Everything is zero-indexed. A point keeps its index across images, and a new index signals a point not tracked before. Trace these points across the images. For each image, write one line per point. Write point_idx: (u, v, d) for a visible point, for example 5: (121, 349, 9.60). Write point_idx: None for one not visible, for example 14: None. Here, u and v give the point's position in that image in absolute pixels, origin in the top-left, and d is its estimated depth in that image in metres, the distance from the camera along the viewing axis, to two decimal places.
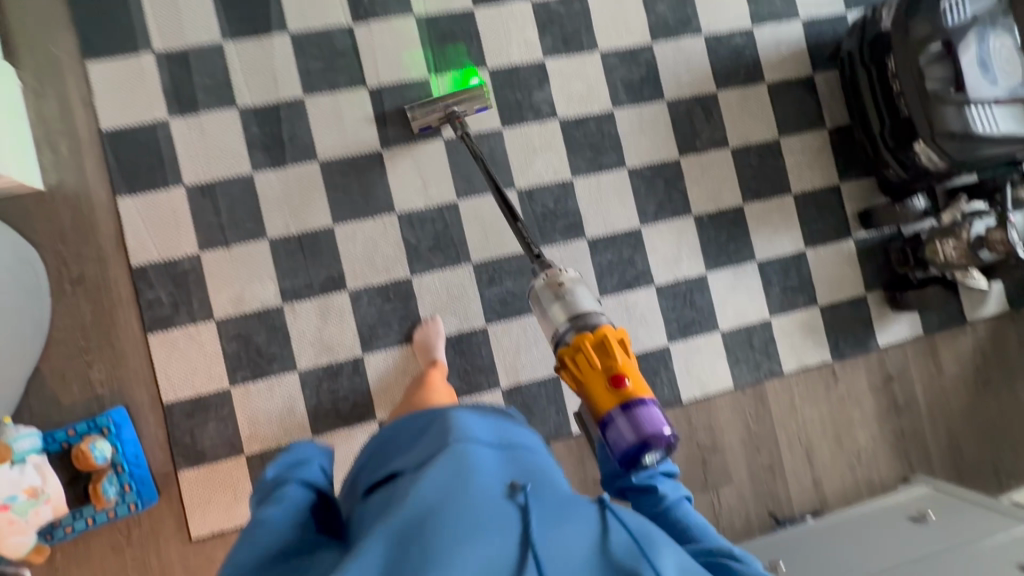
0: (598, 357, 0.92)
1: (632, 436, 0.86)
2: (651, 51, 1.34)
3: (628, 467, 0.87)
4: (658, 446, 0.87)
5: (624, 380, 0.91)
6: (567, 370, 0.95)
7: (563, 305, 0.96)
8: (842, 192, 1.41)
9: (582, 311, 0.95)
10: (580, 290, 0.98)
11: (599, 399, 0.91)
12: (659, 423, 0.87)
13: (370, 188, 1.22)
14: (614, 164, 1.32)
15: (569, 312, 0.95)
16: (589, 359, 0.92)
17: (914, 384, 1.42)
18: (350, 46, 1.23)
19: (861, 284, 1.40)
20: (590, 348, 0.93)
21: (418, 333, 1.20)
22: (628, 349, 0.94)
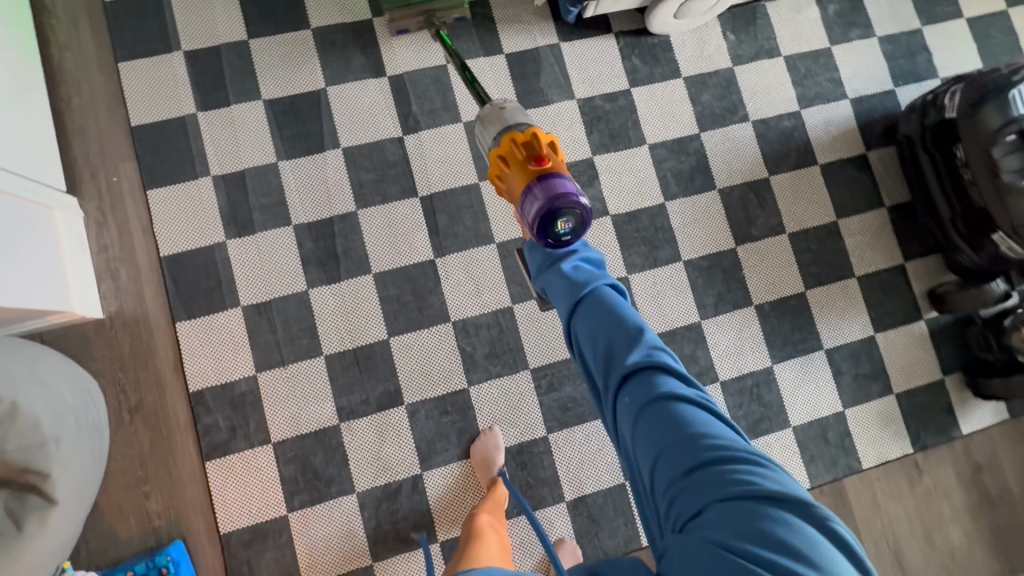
0: (519, 149, 0.82)
1: (540, 200, 0.77)
2: (699, 140, 1.33)
3: (546, 238, 0.80)
4: (572, 213, 0.78)
5: (543, 161, 0.80)
6: (489, 168, 0.86)
7: (496, 123, 0.87)
8: (907, 273, 1.35)
9: (512, 123, 0.86)
10: (515, 112, 0.88)
11: (516, 180, 0.81)
12: (572, 190, 0.77)
13: (424, 297, 1.20)
14: (669, 257, 1.28)
15: (500, 126, 0.86)
16: (510, 153, 0.82)
17: (1006, 474, 1.32)
18: (401, 156, 1.23)
19: (937, 369, 1.32)
20: (515, 142, 0.82)
21: (477, 445, 1.15)
22: (557, 150, 0.83)
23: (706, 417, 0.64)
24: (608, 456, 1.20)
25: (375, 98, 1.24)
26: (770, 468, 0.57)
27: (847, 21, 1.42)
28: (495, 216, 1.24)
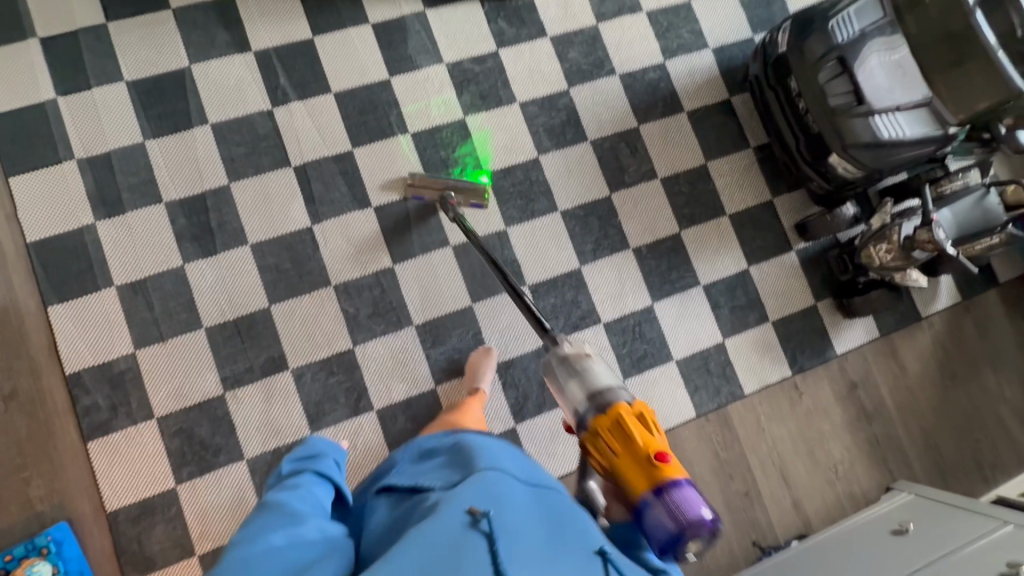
0: (634, 432, 0.79)
1: (668, 522, 0.73)
2: (568, 96, 1.38)
3: (670, 556, 0.75)
4: (700, 534, 0.74)
5: (663, 456, 0.78)
6: (595, 441, 0.82)
7: (579, 377, 0.87)
8: (776, 207, 1.42)
9: (597, 385, 0.85)
10: (594, 365, 0.88)
11: (634, 482, 0.77)
12: (698, 506, 0.74)
13: (303, 263, 1.22)
14: (545, 208, 1.33)
15: (585, 389, 0.86)
16: (621, 435, 0.80)
17: (880, 388, 1.41)
18: (271, 128, 1.25)
19: (809, 295, 1.40)
20: (620, 425, 0.80)
21: (475, 359, 1.21)
22: (659, 427, 0.81)
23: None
24: (498, 402, 1.24)
25: (242, 73, 1.26)
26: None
27: None
28: (371, 180, 1.27)
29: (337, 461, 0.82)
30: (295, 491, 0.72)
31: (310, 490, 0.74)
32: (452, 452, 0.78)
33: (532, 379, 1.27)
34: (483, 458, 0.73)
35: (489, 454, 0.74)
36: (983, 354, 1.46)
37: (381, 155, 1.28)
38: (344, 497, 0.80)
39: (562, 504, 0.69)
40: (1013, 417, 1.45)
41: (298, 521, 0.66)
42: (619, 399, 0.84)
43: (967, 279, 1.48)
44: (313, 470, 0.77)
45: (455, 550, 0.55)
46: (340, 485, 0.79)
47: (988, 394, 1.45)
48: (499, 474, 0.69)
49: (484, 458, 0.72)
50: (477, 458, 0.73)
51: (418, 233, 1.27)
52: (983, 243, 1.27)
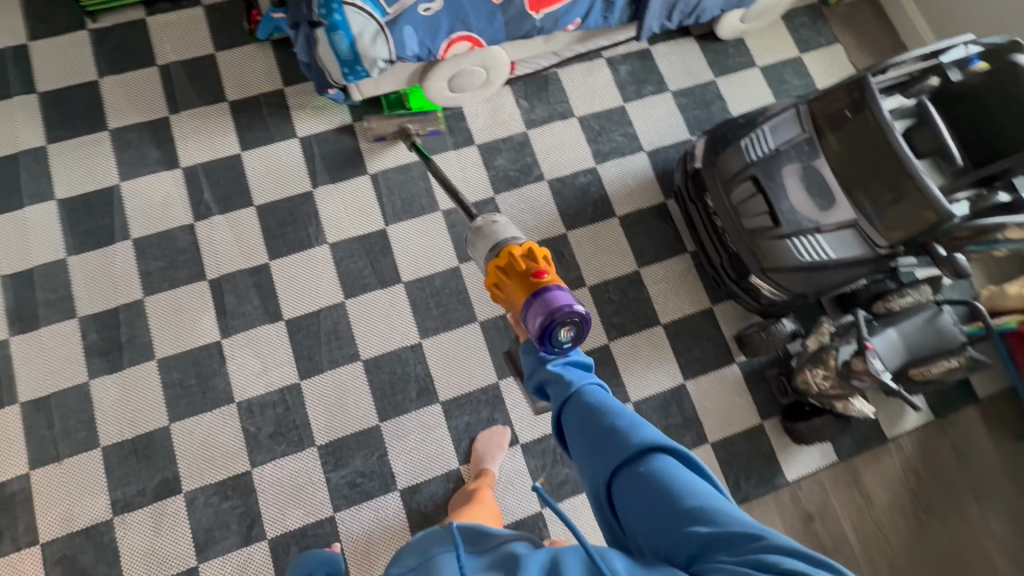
0: (519, 261, 0.79)
1: (539, 316, 0.74)
2: (493, 203, 1.36)
3: (543, 346, 0.74)
4: (571, 323, 0.74)
5: (542, 272, 0.78)
6: (490, 276, 0.82)
7: (485, 241, 0.86)
8: (717, 315, 1.33)
9: (500, 242, 0.84)
10: (508, 230, 0.87)
11: (516, 293, 0.79)
12: (568, 300, 0.75)
13: (208, 379, 1.20)
14: (463, 318, 1.28)
15: (489, 247, 0.85)
16: (511, 268, 0.80)
17: (840, 522, 1.24)
18: (191, 242, 1.27)
19: (753, 414, 1.28)
20: (499, 267, 0.81)
21: (485, 437, 1.20)
22: (547, 261, 0.80)
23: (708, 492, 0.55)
24: (401, 532, 1.16)
25: (169, 189, 1.30)
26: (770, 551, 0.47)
27: (639, 79, 1.48)
28: (285, 292, 1.26)
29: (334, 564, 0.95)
30: None
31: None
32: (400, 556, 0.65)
33: (439, 507, 1.18)
34: (433, 544, 0.63)
35: (437, 539, 0.64)
36: (964, 482, 1.29)
37: (298, 267, 1.28)
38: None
39: (518, 552, 0.58)
40: (1005, 559, 1.26)
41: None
42: (516, 243, 0.84)
43: (942, 395, 1.33)
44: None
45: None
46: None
47: (973, 530, 1.27)
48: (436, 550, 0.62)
49: (439, 542, 0.63)
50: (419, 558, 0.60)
51: (328, 346, 1.24)
52: (940, 366, 1.13)
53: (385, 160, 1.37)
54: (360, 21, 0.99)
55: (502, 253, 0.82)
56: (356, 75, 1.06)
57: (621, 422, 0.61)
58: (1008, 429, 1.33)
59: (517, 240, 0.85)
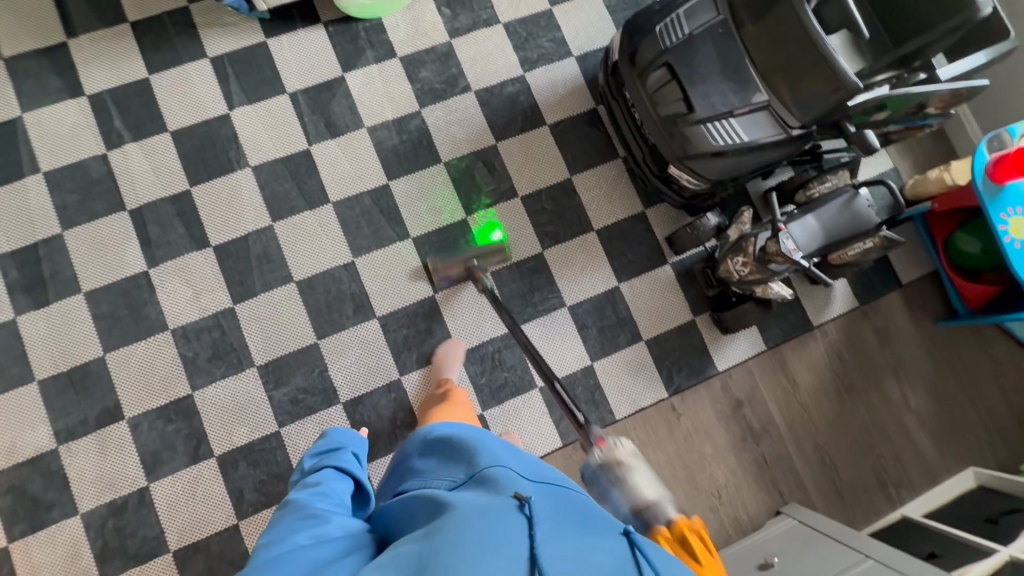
0: (692, 542, 0.69)
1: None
2: (420, 117, 1.33)
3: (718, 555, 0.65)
4: None
5: (708, 562, 0.67)
6: (669, 534, 0.70)
7: (618, 488, 0.80)
8: (649, 218, 1.35)
9: (643, 500, 0.77)
10: (636, 464, 0.82)
11: None
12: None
13: (139, 309, 1.20)
14: (396, 235, 1.28)
15: (630, 501, 0.78)
16: (683, 545, 0.69)
17: (768, 405, 1.32)
18: (106, 172, 1.23)
19: (685, 310, 1.32)
20: (680, 538, 0.69)
21: (440, 350, 1.22)
22: (714, 548, 0.70)
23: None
24: None
25: (76, 118, 1.24)
26: None
27: None
28: (210, 218, 1.24)
29: (358, 453, 0.79)
30: (313, 492, 0.67)
31: (330, 486, 0.68)
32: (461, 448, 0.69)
33: (383, 416, 1.22)
34: (486, 457, 0.66)
35: (484, 450, 0.67)
36: (885, 362, 1.36)
37: (221, 192, 1.25)
38: (366, 491, 0.74)
39: (572, 496, 0.63)
40: (919, 428, 1.35)
41: (322, 518, 0.62)
42: (671, 513, 0.74)
43: (865, 282, 1.39)
44: (331, 464, 0.72)
45: (492, 532, 0.51)
46: (358, 479, 0.73)
47: (892, 405, 1.35)
48: (499, 454, 0.67)
49: (488, 453, 0.66)
50: (482, 459, 0.65)
51: (260, 270, 1.23)
52: (856, 248, 1.20)
53: (305, 78, 1.32)
54: None
55: (660, 528, 0.73)
56: None
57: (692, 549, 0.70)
58: (927, 311, 1.39)
59: (666, 506, 0.76)
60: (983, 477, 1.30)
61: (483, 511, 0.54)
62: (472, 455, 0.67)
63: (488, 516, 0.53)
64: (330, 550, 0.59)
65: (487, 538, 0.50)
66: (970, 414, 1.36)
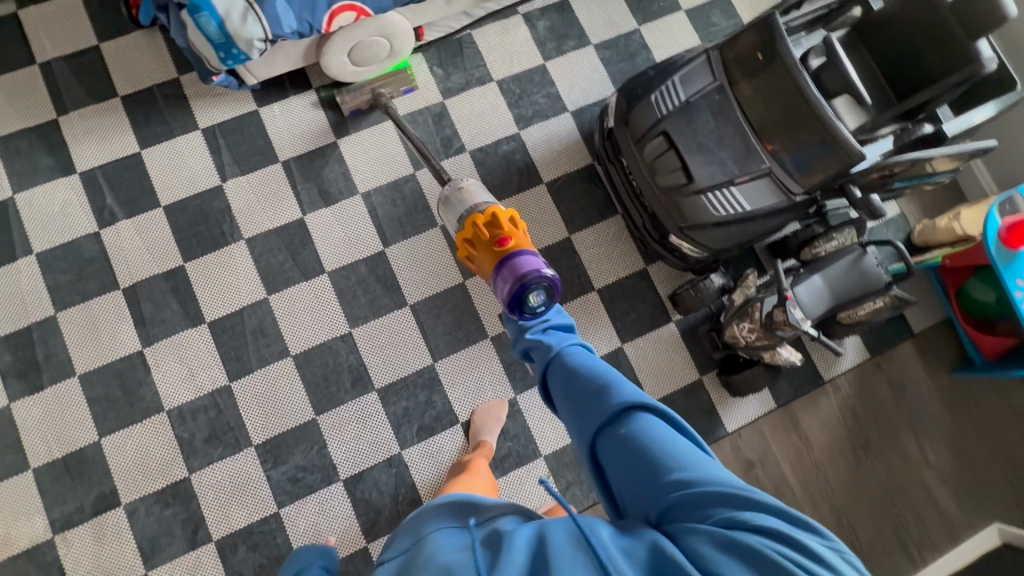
0: (486, 229, 0.84)
1: (509, 282, 0.80)
2: (414, 180, 1.31)
3: (516, 313, 0.79)
4: (539, 287, 0.80)
5: (508, 240, 0.82)
6: (461, 234, 0.88)
7: (454, 210, 0.93)
8: (651, 275, 1.32)
9: (474, 205, 0.90)
10: (478, 189, 0.93)
11: (484, 260, 0.85)
12: (537, 266, 0.81)
13: (134, 390, 1.18)
14: (393, 303, 1.26)
15: (461, 211, 0.91)
16: (476, 236, 0.85)
17: (781, 466, 1.28)
18: (98, 250, 1.22)
19: (692, 370, 1.29)
20: (480, 223, 0.85)
21: (481, 411, 1.22)
22: (518, 222, 0.85)
23: (681, 445, 0.57)
24: (347, 521, 1.17)
25: (68, 196, 1.23)
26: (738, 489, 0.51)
27: (559, 34, 1.41)
28: (204, 293, 1.22)
29: (324, 567, 0.85)
30: None
31: None
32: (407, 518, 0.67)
33: (384, 492, 1.18)
34: (424, 522, 0.63)
35: (423, 518, 0.64)
36: (901, 416, 1.32)
37: (215, 266, 1.23)
38: None
39: (506, 523, 0.60)
40: (940, 485, 1.30)
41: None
42: (490, 206, 0.88)
43: (877, 333, 1.35)
44: None
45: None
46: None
47: (911, 461, 1.30)
48: (434, 514, 0.64)
49: (429, 517, 0.64)
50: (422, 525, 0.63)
51: (256, 345, 1.21)
52: (866, 307, 1.16)
53: (297, 144, 1.30)
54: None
55: (478, 213, 0.87)
56: (234, 59, 1.01)
57: (603, 382, 0.63)
58: (943, 360, 1.35)
59: (490, 202, 0.90)
60: (1008, 534, 1.25)
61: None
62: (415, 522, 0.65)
63: None
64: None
65: None
66: (993, 468, 1.31)
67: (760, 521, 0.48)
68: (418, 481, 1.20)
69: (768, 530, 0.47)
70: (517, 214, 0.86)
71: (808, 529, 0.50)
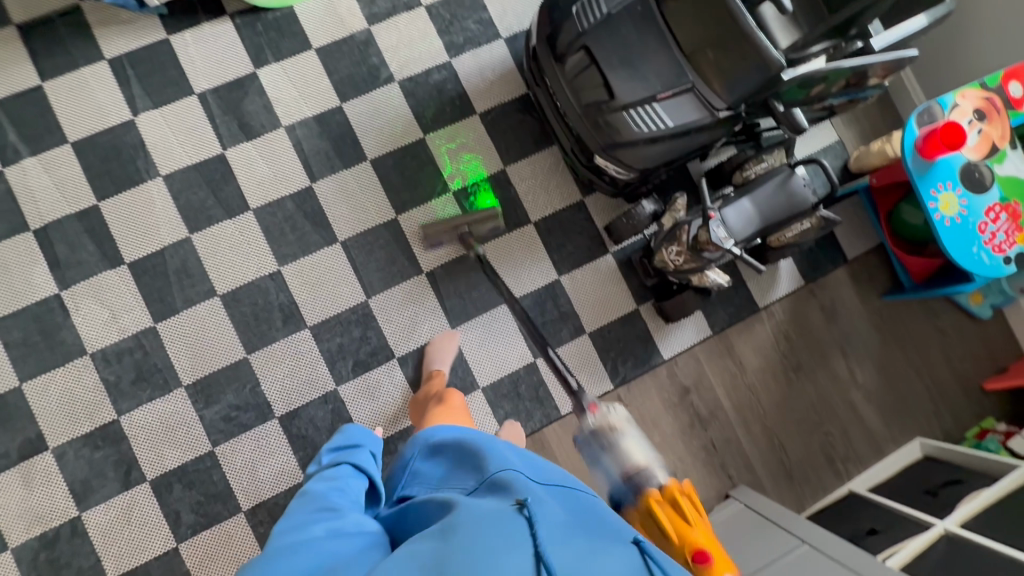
0: (669, 524, 0.90)
1: None
2: (341, 112, 1.26)
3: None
4: None
5: (705, 556, 0.88)
6: (642, 522, 0.93)
7: (612, 455, 0.96)
8: (588, 206, 1.30)
9: (641, 471, 0.94)
10: (641, 454, 0.96)
11: (672, 549, 0.90)
12: None
13: (54, 334, 1.14)
14: (323, 240, 1.23)
15: (632, 480, 0.94)
16: (659, 530, 0.91)
17: (715, 391, 1.31)
18: (4, 191, 1.16)
19: (628, 300, 1.29)
20: (667, 514, 0.91)
21: (434, 342, 1.22)
22: (698, 507, 0.94)
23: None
24: (284, 457, 1.17)
25: None
26: None
27: None
28: (122, 234, 1.17)
29: (375, 452, 0.73)
30: (333, 486, 0.62)
31: (347, 482, 0.64)
32: (470, 448, 0.68)
33: (320, 428, 1.18)
34: (493, 461, 0.64)
35: (490, 450, 0.66)
36: (832, 339, 1.35)
37: (131, 205, 1.18)
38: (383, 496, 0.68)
39: (581, 500, 0.62)
40: (867, 404, 1.35)
41: (336, 514, 0.58)
42: (661, 480, 0.94)
43: (811, 260, 1.36)
44: (349, 462, 0.67)
45: (510, 535, 0.50)
46: (374, 479, 0.68)
47: (840, 382, 1.35)
48: (510, 458, 0.65)
49: (496, 454, 0.65)
50: (489, 459, 0.64)
51: (180, 285, 1.18)
52: (794, 228, 1.17)
53: (212, 75, 1.23)
54: None
55: (654, 490, 0.93)
56: None
57: None
58: (874, 285, 1.38)
59: (654, 472, 0.94)
60: (928, 448, 1.30)
61: (496, 515, 0.52)
62: (476, 457, 0.66)
63: (496, 523, 0.51)
64: (347, 542, 0.55)
65: (498, 545, 0.49)
66: (917, 386, 1.36)
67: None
68: (356, 416, 1.20)
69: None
70: (696, 493, 0.95)
71: None
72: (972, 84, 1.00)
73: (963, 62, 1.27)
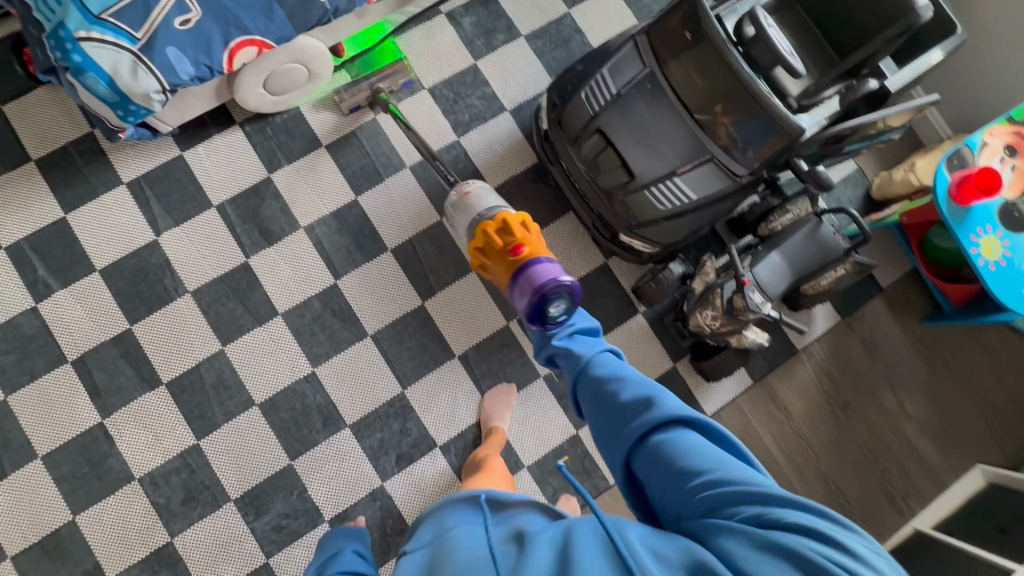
0: (496, 236, 1.01)
1: (527, 294, 0.94)
2: (357, 205, 1.27)
3: (540, 323, 0.90)
4: (559, 297, 0.92)
5: (519, 248, 0.98)
6: (476, 241, 1.04)
7: (465, 212, 1.13)
8: (613, 269, 1.29)
9: (483, 210, 1.10)
10: (482, 192, 1.13)
11: (500, 270, 1.01)
12: (553, 272, 0.95)
13: (102, 463, 1.15)
14: (353, 336, 1.23)
15: (477, 215, 1.10)
16: (488, 242, 1.02)
17: (763, 440, 1.28)
18: (39, 326, 1.17)
19: (664, 359, 1.27)
20: (492, 231, 1.02)
21: (490, 397, 1.22)
22: (529, 227, 1.02)
23: (726, 455, 0.58)
24: None
25: None
26: (754, 483, 0.53)
27: (486, 29, 1.34)
28: (157, 354, 1.18)
29: (357, 551, 0.86)
30: None
31: None
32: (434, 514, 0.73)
33: (371, 526, 1.18)
34: (447, 516, 0.70)
35: (447, 510, 0.71)
36: (877, 373, 1.32)
37: (163, 324, 1.19)
38: None
39: (533, 523, 0.67)
40: (922, 436, 1.31)
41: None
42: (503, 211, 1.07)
43: (845, 294, 1.34)
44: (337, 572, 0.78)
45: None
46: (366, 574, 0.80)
47: (890, 416, 1.31)
48: (460, 517, 0.69)
49: (452, 513, 0.70)
50: (446, 518, 0.70)
51: (218, 399, 1.18)
52: (828, 276, 1.15)
53: (228, 184, 1.24)
54: (108, 55, 0.87)
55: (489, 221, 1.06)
56: (134, 115, 0.95)
57: (641, 399, 0.66)
58: (913, 312, 1.34)
59: (499, 209, 1.09)
60: (991, 474, 1.26)
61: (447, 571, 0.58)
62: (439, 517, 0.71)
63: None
64: None
65: None
66: (971, 411, 1.32)
67: (742, 488, 0.52)
68: (405, 510, 1.19)
69: (785, 522, 0.48)
70: (530, 219, 1.04)
71: (812, 512, 0.49)
72: (999, 120, 0.98)
73: (980, 81, 1.24)
